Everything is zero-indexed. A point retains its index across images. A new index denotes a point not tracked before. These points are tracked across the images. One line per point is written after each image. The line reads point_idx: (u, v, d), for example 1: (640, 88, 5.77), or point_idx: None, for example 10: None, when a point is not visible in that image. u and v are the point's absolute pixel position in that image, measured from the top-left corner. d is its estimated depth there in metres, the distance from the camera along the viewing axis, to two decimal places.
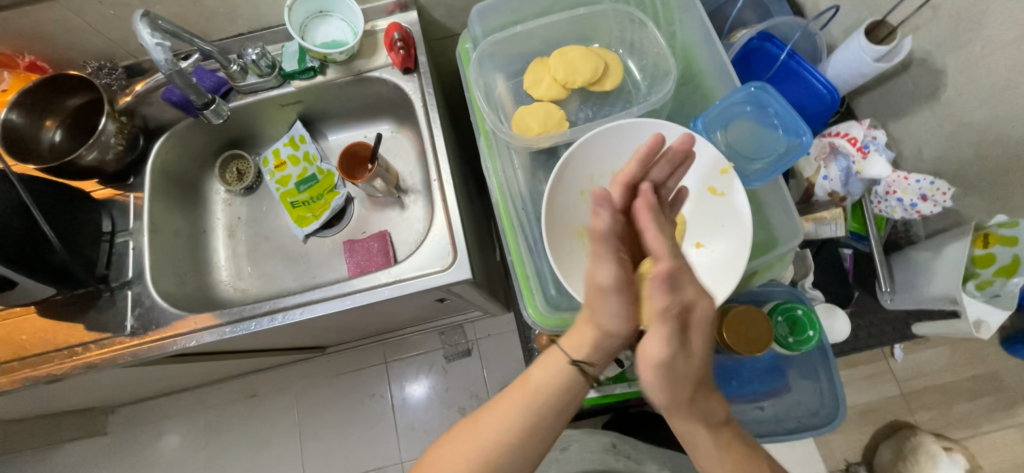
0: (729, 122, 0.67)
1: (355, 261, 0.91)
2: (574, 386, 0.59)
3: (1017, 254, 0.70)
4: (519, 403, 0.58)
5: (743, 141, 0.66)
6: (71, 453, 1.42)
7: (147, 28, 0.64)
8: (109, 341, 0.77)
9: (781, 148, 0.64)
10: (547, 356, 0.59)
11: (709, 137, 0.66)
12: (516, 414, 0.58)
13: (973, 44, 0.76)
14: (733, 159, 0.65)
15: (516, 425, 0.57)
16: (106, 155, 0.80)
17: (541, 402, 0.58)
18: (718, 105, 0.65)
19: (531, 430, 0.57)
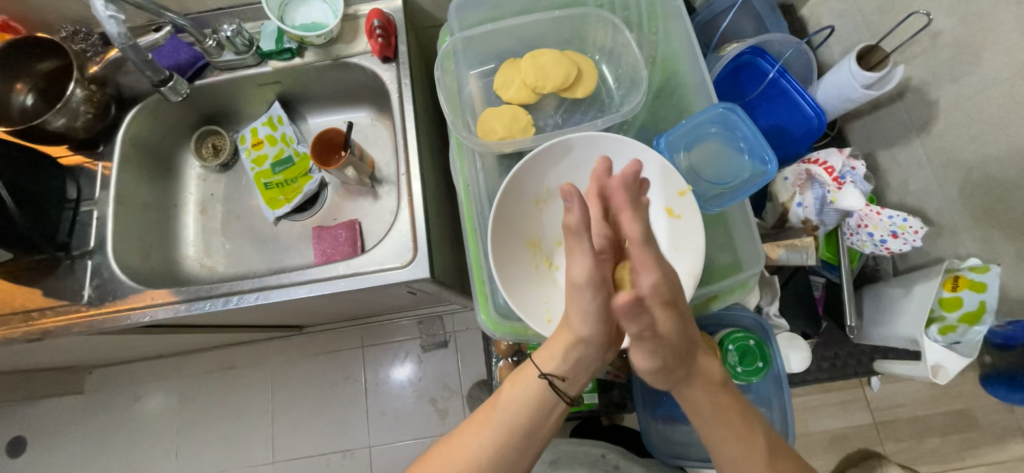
0: (695, 142, 0.66)
1: (321, 248, 0.90)
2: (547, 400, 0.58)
3: (984, 299, 0.70)
4: (484, 439, 0.55)
5: (706, 163, 0.65)
6: (46, 410, 1.44)
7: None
8: (65, 309, 0.77)
9: (743, 175, 0.63)
10: (519, 374, 0.59)
11: (671, 157, 0.66)
12: (485, 445, 0.55)
13: (968, 78, 0.75)
14: (694, 182, 0.65)
15: (488, 442, 0.55)
16: (75, 121, 0.79)
17: (509, 416, 0.56)
18: (683, 125, 0.65)
19: (501, 447, 0.55)
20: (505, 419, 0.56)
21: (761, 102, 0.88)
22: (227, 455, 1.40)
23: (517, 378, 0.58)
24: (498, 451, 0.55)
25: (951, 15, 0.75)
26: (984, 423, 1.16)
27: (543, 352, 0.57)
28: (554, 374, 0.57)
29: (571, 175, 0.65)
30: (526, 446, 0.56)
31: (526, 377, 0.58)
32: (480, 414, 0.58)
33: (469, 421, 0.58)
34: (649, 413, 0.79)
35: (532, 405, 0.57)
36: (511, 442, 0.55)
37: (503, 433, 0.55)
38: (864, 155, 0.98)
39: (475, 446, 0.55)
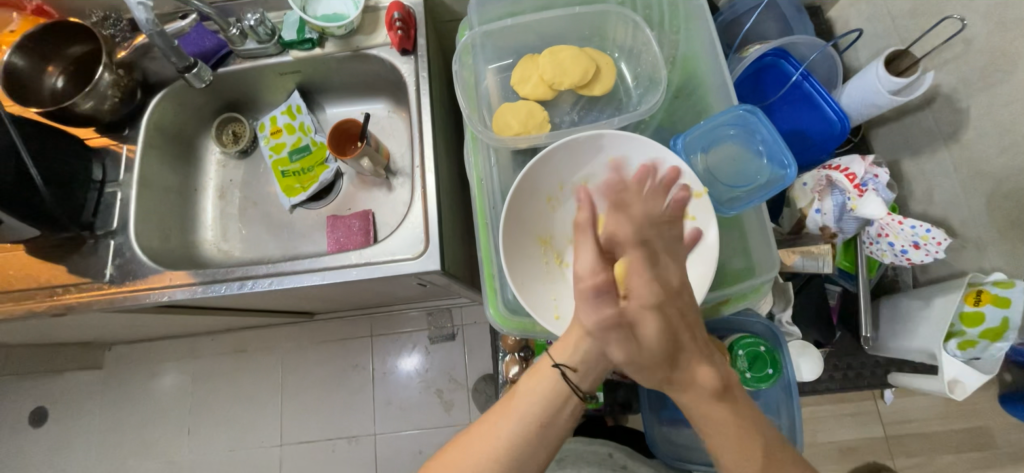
0: (713, 144, 0.65)
1: (335, 237, 0.92)
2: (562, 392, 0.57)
3: (1008, 316, 0.68)
4: (499, 435, 0.55)
5: (723, 165, 0.64)
6: (67, 383, 1.49)
7: None
8: (89, 286, 0.79)
9: (762, 179, 0.62)
10: (537, 369, 0.59)
11: (687, 158, 0.65)
12: (502, 435, 0.55)
13: (1001, 86, 0.73)
14: (710, 184, 0.64)
15: (505, 433, 0.55)
16: (102, 105, 0.82)
17: (526, 408, 0.57)
18: (701, 126, 0.64)
19: (518, 439, 0.55)
20: (520, 415, 0.56)
21: (782, 105, 0.86)
22: (237, 435, 1.43)
23: (532, 370, 0.59)
24: (513, 448, 0.55)
25: (986, 22, 0.73)
26: (1000, 443, 1.13)
27: (557, 342, 0.59)
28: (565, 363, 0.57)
29: (585, 173, 0.64)
30: (543, 444, 0.56)
31: (542, 369, 0.59)
32: (496, 412, 0.58)
33: (485, 418, 0.58)
34: (655, 415, 0.79)
35: (547, 401, 0.57)
36: (526, 440, 0.55)
37: (519, 423, 0.56)
38: (887, 163, 0.96)
39: (490, 442, 0.55)
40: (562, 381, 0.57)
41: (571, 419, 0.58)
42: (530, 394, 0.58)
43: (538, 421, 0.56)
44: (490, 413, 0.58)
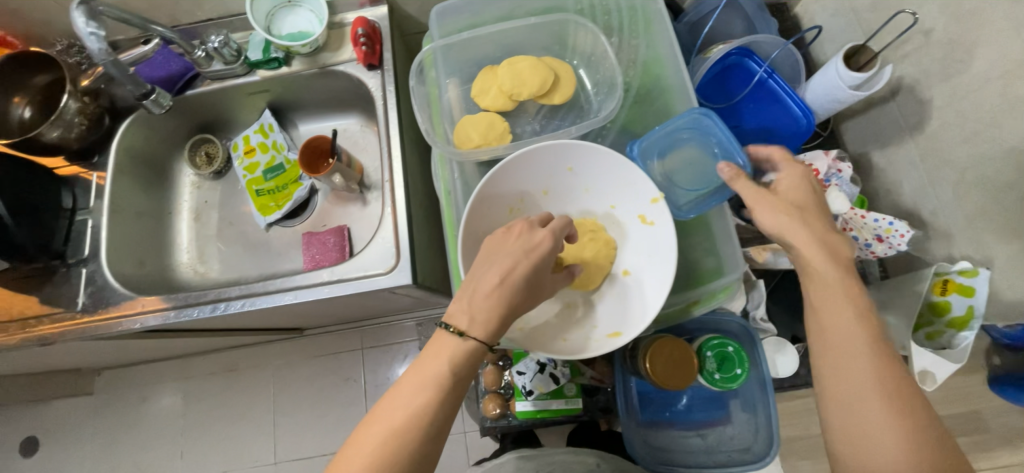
0: (669, 148, 0.67)
1: (310, 254, 0.91)
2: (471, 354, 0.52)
3: (973, 305, 0.69)
4: (373, 450, 0.48)
5: (680, 170, 0.66)
6: (57, 410, 1.47)
7: (82, 17, 0.65)
8: (61, 316, 0.79)
9: (716, 181, 0.63)
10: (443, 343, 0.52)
11: (645, 165, 0.66)
12: (414, 389, 0.50)
13: (960, 76, 0.75)
14: (670, 190, 0.66)
15: (417, 386, 0.50)
16: (69, 133, 0.81)
17: (439, 356, 0.51)
18: (655, 133, 0.65)
19: (430, 385, 0.50)
20: (397, 423, 0.49)
21: (749, 103, 0.86)
22: (231, 456, 1.42)
23: (411, 364, 0.51)
24: (387, 462, 0.47)
25: (941, 14, 0.75)
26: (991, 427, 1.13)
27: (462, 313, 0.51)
28: (484, 344, 0.51)
29: (544, 182, 0.65)
30: (428, 446, 0.49)
31: (423, 360, 0.52)
32: (369, 420, 0.50)
33: (357, 432, 0.50)
34: (632, 419, 0.78)
35: (426, 397, 0.49)
36: (402, 450, 0.48)
37: (430, 371, 0.51)
38: (857, 155, 0.97)
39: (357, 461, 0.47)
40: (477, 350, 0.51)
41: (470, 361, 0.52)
42: (406, 394, 0.50)
43: (421, 423, 0.49)
44: (361, 425, 0.50)
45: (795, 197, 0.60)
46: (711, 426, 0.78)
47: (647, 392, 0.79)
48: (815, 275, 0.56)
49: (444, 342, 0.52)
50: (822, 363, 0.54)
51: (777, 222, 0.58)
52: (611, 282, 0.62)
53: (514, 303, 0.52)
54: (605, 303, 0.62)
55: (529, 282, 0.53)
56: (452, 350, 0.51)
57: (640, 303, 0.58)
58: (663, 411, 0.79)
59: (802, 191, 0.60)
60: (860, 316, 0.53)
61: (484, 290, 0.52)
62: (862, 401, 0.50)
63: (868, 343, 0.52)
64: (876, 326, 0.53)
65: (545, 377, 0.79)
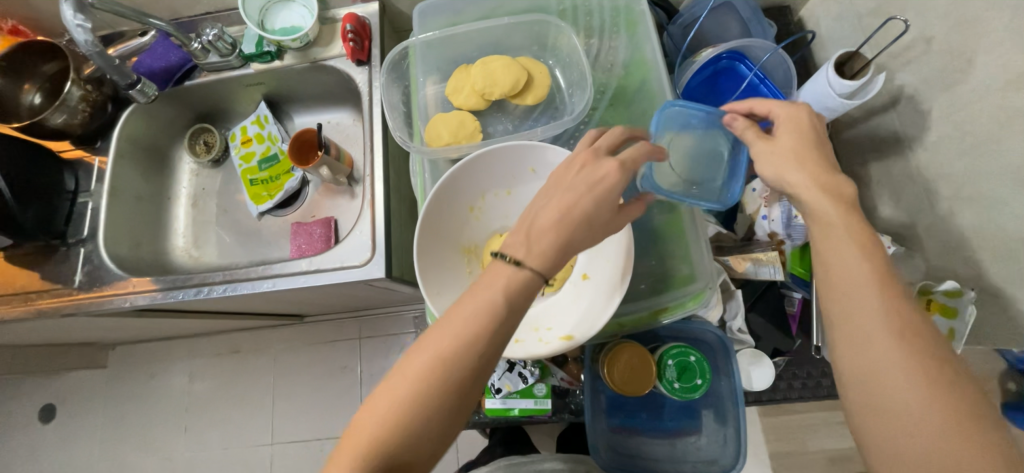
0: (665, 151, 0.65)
1: (297, 243, 0.93)
2: (526, 287, 0.48)
3: (954, 326, 0.70)
4: (419, 380, 0.44)
5: (689, 165, 0.65)
6: (72, 382, 1.55)
7: (71, 10, 0.69)
8: (59, 292, 0.83)
9: (726, 153, 0.66)
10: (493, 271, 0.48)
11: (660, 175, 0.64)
12: (463, 317, 0.45)
13: (959, 87, 0.71)
14: (695, 188, 0.65)
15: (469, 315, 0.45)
16: (73, 119, 0.85)
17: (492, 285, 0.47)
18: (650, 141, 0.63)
19: (482, 312, 0.45)
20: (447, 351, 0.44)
21: None
22: (230, 435, 1.47)
23: (465, 291, 0.46)
24: (435, 389, 0.43)
25: (943, 21, 0.72)
26: None
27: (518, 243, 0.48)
28: (541, 276, 0.48)
29: (508, 183, 0.66)
30: (475, 379, 0.45)
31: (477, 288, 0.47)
32: (417, 344, 0.46)
33: (404, 356, 0.46)
34: (599, 424, 0.77)
35: (481, 326, 0.45)
36: (449, 379, 0.44)
37: (479, 301, 0.46)
38: (855, 166, 0.94)
39: (402, 385, 0.44)
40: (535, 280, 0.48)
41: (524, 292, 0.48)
42: (457, 322, 0.46)
43: (472, 352, 0.44)
44: (408, 350, 0.46)
45: (790, 140, 0.56)
46: (682, 436, 0.77)
47: (616, 397, 0.78)
48: (817, 216, 0.52)
49: (499, 272, 0.48)
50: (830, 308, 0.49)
51: (776, 170, 0.55)
52: (570, 284, 0.66)
53: (575, 237, 0.49)
54: (562, 303, 0.65)
55: (591, 222, 0.50)
56: (508, 278, 0.47)
57: (592, 305, 0.61)
58: (632, 416, 0.78)
59: (798, 132, 0.56)
60: (871, 255, 0.48)
61: (546, 226, 0.49)
62: (871, 341, 0.45)
63: (879, 280, 0.47)
64: (885, 265, 0.48)
65: (514, 376, 0.80)
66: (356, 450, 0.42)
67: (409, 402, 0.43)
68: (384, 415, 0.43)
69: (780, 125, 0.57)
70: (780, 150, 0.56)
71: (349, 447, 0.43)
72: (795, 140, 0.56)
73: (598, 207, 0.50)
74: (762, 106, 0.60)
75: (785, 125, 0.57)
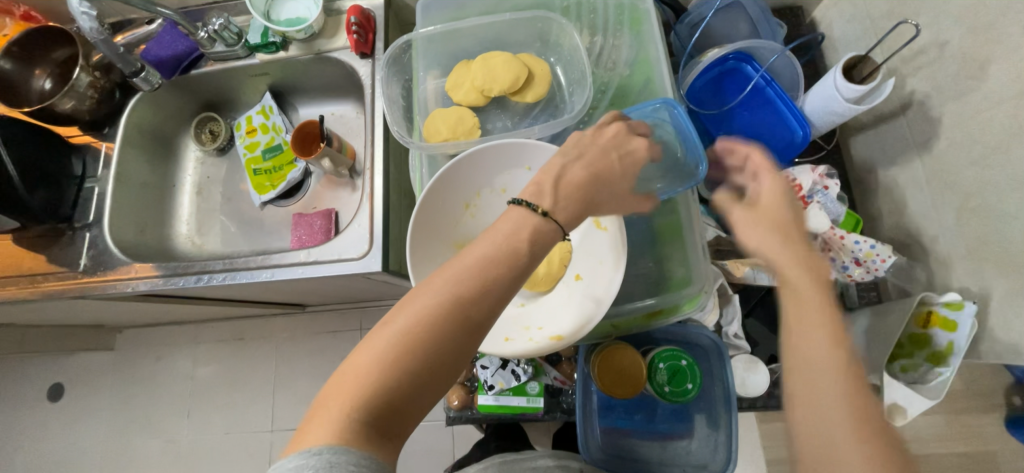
0: None
1: (298, 234, 0.94)
2: (545, 239, 0.48)
3: (954, 340, 0.69)
4: (428, 316, 0.42)
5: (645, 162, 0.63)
6: (81, 362, 1.58)
7: None
8: (65, 275, 0.85)
9: (678, 153, 0.64)
10: (515, 217, 0.48)
11: None
12: (482, 258, 0.45)
13: (972, 94, 0.69)
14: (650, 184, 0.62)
15: (488, 259, 0.46)
16: (82, 104, 0.87)
17: (514, 235, 0.47)
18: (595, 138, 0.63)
19: (503, 257, 0.46)
20: (461, 291, 0.44)
21: (742, 110, 0.83)
22: (232, 420, 1.49)
23: (483, 234, 0.46)
24: (446, 328, 0.42)
25: (957, 26, 0.70)
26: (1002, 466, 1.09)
27: (553, 191, 0.50)
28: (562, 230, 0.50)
29: (503, 180, 0.66)
30: (485, 322, 0.45)
31: (495, 233, 0.47)
32: (425, 282, 0.45)
33: (409, 294, 0.44)
34: (590, 424, 0.77)
35: (498, 271, 0.45)
36: (463, 318, 0.43)
37: (498, 246, 0.46)
38: (863, 172, 0.92)
39: (410, 321, 0.42)
40: (551, 229, 0.49)
41: (544, 246, 0.49)
42: (471, 263, 0.45)
43: (487, 294, 0.44)
44: (415, 287, 0.45)
45: (775, 211, 0.56)
46: (674, 439, 0.76)
47: (608, 398, 0.78)
48: (791, 289, 0.51)
49: (526, 217, 0.48)
50: (794, 385, 0.46)
51: (760, 240, 0.55)
52: (563, 284, 0.66)
53: (596, 197, 0.52)
54: (554, 303, 0.65)
55: (614, 188, 0.54)
56: (532, 224, 0.48)
57: (585, 305, 0.61)
58: (623, 417, 0.78)
59: (785, 205, 0.56)
60: (834, 336, 0.47)
61: (577, 177, 0.52)
62: (830, 430, 0.43)
63: (844, 367, 0.45)
64: (847, 347, 0.47)
65: (506, 373, 0.81)
66: (355, 386, 0.39)
67: (415, 337, 0.41)
68: (389, 350, 0.41)
69: (773, 193, 0.57)
70: (767, 218, 0.56)
71: (346, 383, 0.40)
72: (783, 211, 0.56)
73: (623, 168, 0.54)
74: (761, 166, 0.60)
75: (778, 193, 0.57)
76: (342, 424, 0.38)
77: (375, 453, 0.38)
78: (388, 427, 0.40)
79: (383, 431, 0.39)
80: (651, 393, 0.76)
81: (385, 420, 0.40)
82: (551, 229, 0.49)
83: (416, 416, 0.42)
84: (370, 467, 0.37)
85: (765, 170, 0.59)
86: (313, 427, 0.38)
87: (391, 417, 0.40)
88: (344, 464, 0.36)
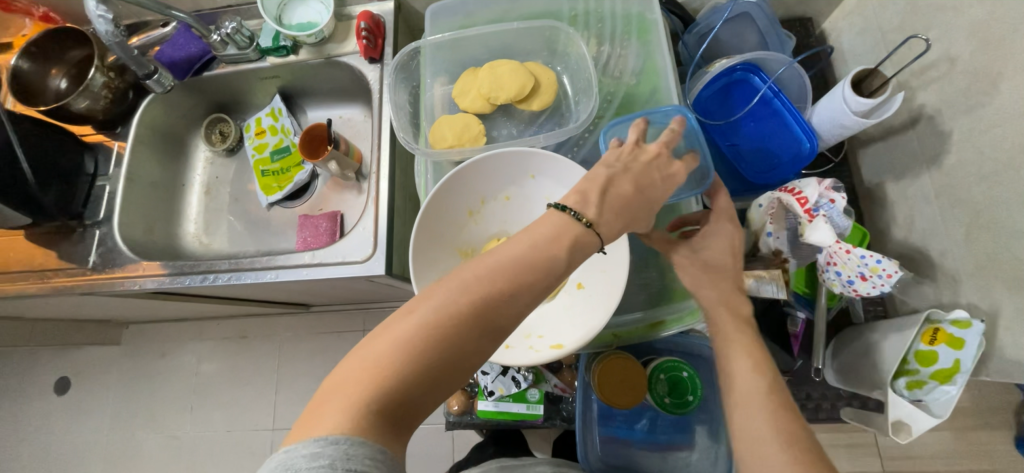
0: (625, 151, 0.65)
1: (303, 235, 0.94)
2: (580, 248, 0.49)
3: (960, 358, 0.68)
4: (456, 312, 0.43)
5: None
6: (87, 356, 1.60)
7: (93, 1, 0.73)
8: (74, 271, 0.86)
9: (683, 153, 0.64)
10: (552, 223, 0.49)
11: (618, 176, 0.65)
12: (516, 260, 0.46)
13: (982, 109, 0.69)
14: None
15: (521, 261, 0.46)
16: (96, 104, 0.88)
17: (550, 240, 0.47)
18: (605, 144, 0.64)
19: (537, 261, 0.46)
20: (492, 293, 0.44)
21: (749, 121, 0.83)
22: (234, 417, 1.50)
23: (520, 236, 0.46)
24: (473, 328, 0.43)
25: (969, 41, 0.69)
26: None
27: (598, 202, 0.50)
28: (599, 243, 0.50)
29: (507, 188, 0.66)
30: (509, 325, 0.45)
31: (533, 236, 0.47)
32: (454, 275, 0.45)
33: (438, 286, 0.44)
34: (589, 432, 0.77)
35: (531, 277, 0.46)
36: (490, 319, 0.44)
37: (532, 249, 0.47)
38: (871, 185, 0.91)
39: (437, 315, 0.42)
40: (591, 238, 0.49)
41: (579, 254, 0.49)
42: (505, 264, 0.46)
43: (517, 298, 0.45)
44: (442, 279, 0.45)
45: (715, 256, 0.62)
46: (674, 450, 0.76)
47: (609, 408, 0.77)
48: (721, 332, 0.58)
49: (564, 223, 0.49)
50: (730, 417, 0.52)
51: (697, 282, 0.61)
52: (564, 292, 0.65)
53: (637, 214, 0.53)
54: (554, 311, 0.65)
55: (654, 204, 0.55)
56: (570, 231, 0.48)
57: (586, 315, 0.61)
58: (623, 427, 0.77)
59: (728, 253, 0.62)
60: (758, 365, 0.54)
61: (626, 191, 0.52)
62: (764, 450, 0.46)
63: (768, 389, 0.51)
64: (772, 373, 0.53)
65: (507, 380, 0.80)
66: (377, 375, 0.40)
67: (440, 333, 0.42)
68: (413, 343, 0.41)
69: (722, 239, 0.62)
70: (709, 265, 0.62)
71: (367, 371, 0.40)
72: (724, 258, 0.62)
73: (663, 187, 0.55)
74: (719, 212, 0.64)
75: (724, 239, 0.62)
76: (360, 412, 0.38)
77: (388, 445, 0.38)
78: (402, 419, 0.40)
79: (397, 422, 0.40)
80: (651, 404, 0.76)
81: (401, 411, 0.40)
82: (588, 239, 0.49)
83: (428, 409, 0.42)
84: (384, 459, 0.37)
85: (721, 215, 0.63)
86: (329, 411, 0.38)
87: (407, 411, 0.41)
88: (359, 456, 0.36)
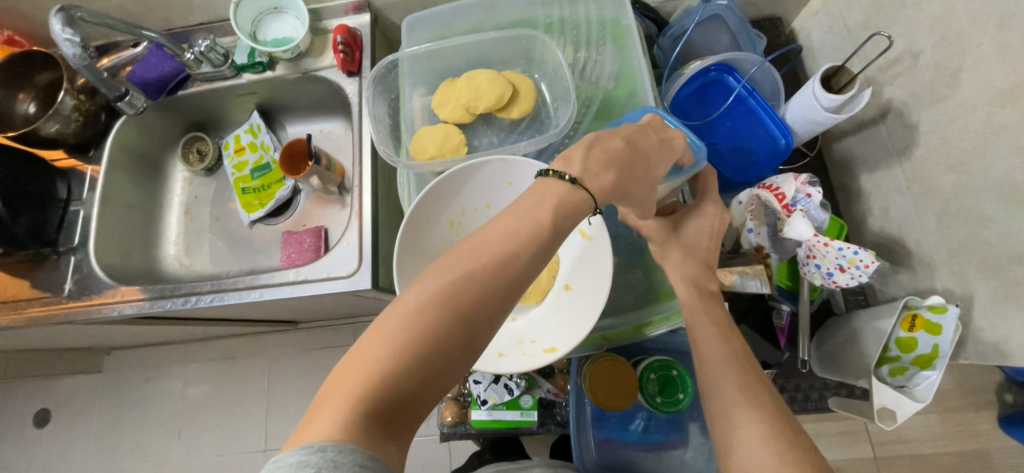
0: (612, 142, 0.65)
1: (287, 252, 0.93)
2: (569, 210, 0.49)
3: (937, 343, 0.71)
4: (441, 296, 0.43)
5: None
6: (67, 387, 1.54)
7: (60, 24, 0.71)
8: (49, 301, 0.83)
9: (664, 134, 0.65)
10: (539, 191, 0.49)
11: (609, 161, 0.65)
12: (498, 236, 0.46)
13: (946, 102, 0.71)
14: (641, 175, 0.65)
15: (504, 234, 0.46)
16: (67, 127, 0.86)
17: (534, 210, 0.47)
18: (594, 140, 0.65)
19: (520, 234, 0.46)
20: (475, 277, 0.44)
21: (726, 120, 0.85)
22: (224, 441, 1.47)
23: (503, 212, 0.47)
24: (458, 310, 0.42)
25: (929, 36, 0.72)
26: (998, 465, 1.09)
27: (586, 162, 0.51)
28: (593, 200, 0.50)
29: (488, 198, 0.66)
30: (498, 303, 0.45)
31: (514, 212, 0.48)
32: (438, 263, 0.45)
33: (419, 277, 0.44)
34: (584, 435, 0.77)
35: (515, 247, 0.46)
36: (477, 298, 0.43)
37: (516, 222, 0.47)
38: (846, 178, 0.93)
39: (420, 307, 0.42)
40: (585, 194, 0.49)
41: (568, 220, 0.49)
42: (488, 243, 0.46)
43: (501, 277, 0.45)
44: (427, 269, 0.45)
45: (692, 236, 0.64)
46: (669, 449, 0.76)
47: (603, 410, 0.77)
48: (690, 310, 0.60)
49: (550, 187, 0.49)
50: (705, 380, 0.55)
51: (680, 260, 0.63)
52: (553, 295, 0.66)
53: (627, 184, 0.53)
54: (546, 315, 0.65)
55: (649, 160, 0.55)
56: (557, 193, 0.49)
57: (577, 315, 0.61)
58: (617, 428, 0.78)
59: (706, 233, 0.65)
60: (725, 333, 0.57)
61: (618, 147, 0.52)
62: (737, 412, 0.50)
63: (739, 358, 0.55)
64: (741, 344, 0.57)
65: (499, 388, 0.80)
66: (364, 373, 0.40)
67: (426, 320, 0.42)
68: (399, 334, 0.41)
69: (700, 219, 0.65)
70: (686, 245, 0.64)
71: (354, 373, 0.40)
72: (699, 240, 0.65)
73: (660, 145, 0.56)
74: (705, 193, 0.65)
75: (704, 216, 0.65)
76: (348, 415, 0.38)
77: (381, 449, 0.38)
78: (396, 419, 0.40)
79: (390, 424, 0.39)
80: (643, 404, 0.76)
81: (394, 410, 0.40)
82: (582, 196, 0.49)
83: (425, 406, 0.42)
84: (376, 462, 0.37)
85: (707, 194, 0.65)
86: (319, 418, 0.38)
87: (404, 407, 0.40)
88: (348, 464, 0.35)
